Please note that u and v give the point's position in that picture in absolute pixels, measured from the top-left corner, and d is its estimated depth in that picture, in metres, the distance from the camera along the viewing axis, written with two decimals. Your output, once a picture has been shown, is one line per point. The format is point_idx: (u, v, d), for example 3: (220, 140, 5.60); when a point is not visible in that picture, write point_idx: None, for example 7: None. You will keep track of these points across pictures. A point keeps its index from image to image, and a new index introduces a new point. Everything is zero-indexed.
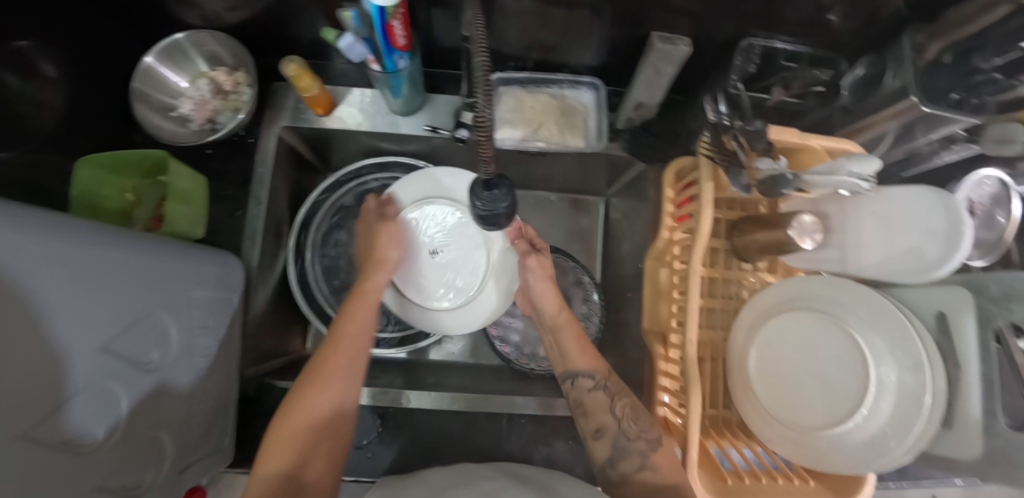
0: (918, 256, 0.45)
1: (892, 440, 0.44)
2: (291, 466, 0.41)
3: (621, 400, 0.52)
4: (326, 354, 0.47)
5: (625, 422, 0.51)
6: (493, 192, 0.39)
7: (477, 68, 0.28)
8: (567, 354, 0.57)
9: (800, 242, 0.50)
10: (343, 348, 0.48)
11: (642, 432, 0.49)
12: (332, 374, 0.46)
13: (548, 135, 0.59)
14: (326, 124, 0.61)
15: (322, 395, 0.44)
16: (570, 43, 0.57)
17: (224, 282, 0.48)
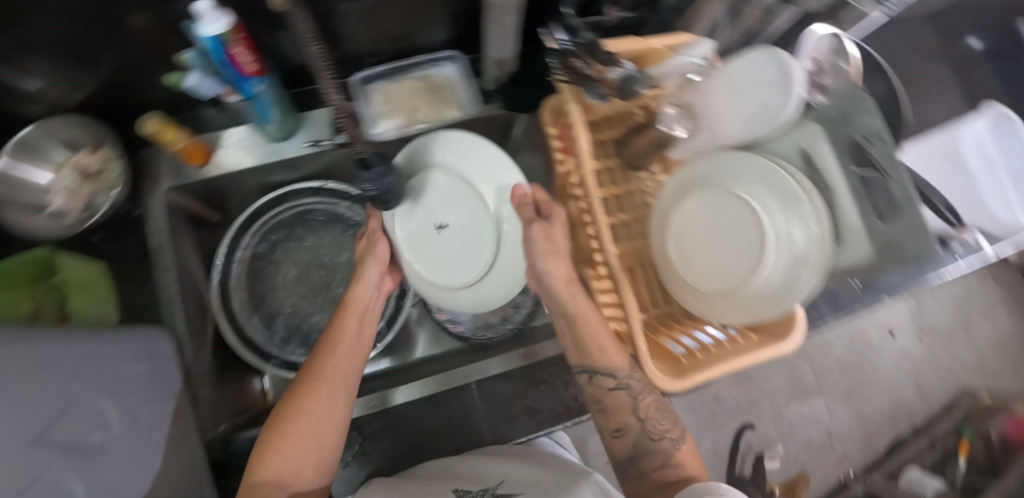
0: (767, 110, 0.47)
1: (798, 273, 0.47)
2: (279, 475, 0.45)
3: (646, 398, 0.54)
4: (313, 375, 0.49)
5: (649, 424, 0.54)
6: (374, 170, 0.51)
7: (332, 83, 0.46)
8: (583, 344, 0.53)
9: (673, 133, 0.54)
10: (329, 379, 0.49)
11: (665, 432, 0.54)
12: (324, 390, 0.48)
13: (426, 116, 0.60)
14: (208, 172, 0.61)
15: (314, 416, 0.47)
16: (417, 22, 0.58)
17: (155, 354, 0.50)
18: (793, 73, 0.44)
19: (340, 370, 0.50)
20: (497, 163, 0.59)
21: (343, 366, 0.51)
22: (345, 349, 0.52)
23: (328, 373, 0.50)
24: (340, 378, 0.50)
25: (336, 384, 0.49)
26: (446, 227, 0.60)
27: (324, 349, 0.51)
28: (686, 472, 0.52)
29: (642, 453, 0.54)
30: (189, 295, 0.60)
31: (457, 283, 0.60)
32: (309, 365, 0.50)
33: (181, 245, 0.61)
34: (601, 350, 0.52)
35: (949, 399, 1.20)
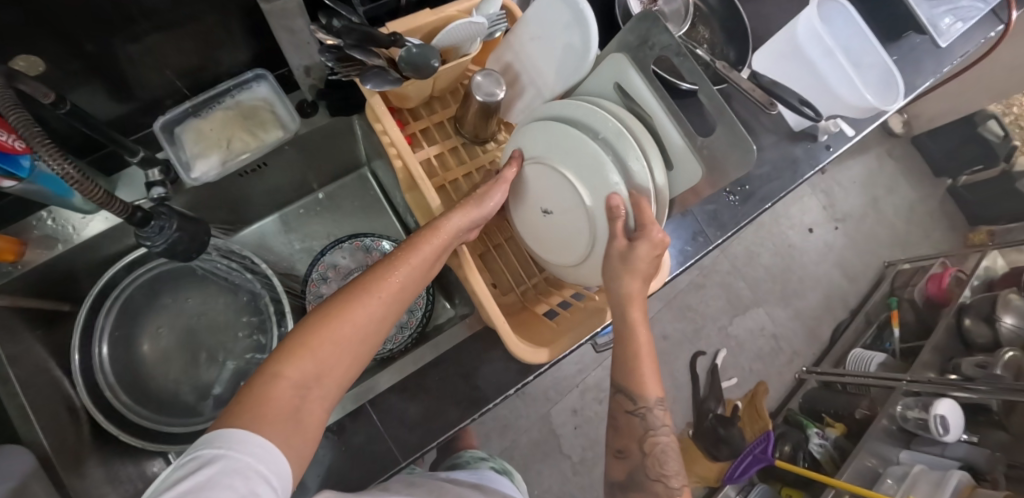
0: (574, 50, 0.49)
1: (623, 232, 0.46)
2: (300, 382, 0.34)
3: (655, 436, 0.47)
4: (378, 283, 0.39)
5: (650, 460, 0.47)
6: (150, 224, 0.42)
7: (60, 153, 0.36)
8: (619, 365, 0.48)
9: (494, 98, 0.50)
10: (387, 289, 0.39)
11: (662, 471, 0.46)
12: (374, 304, 0.39)
13: (243, 144, 0.56)
14: (24, 267, 0.55)
15: (353, 329, 0.37)
16: (208, 47, 0.54)
17: (8, 472, 0.46)
18: (584, 10, 0.46)
19: (404, 286, 0.41)
20: (593, 158, 0.45)
21: (406, 279, 0.41)
22: (422, 260, 0.42)
23: (388, 286, 0.40)
24: (387, 297, 0.40)
25: (389, 294, 0.40)
26: (552, 215, 0.51)
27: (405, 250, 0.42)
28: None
29: (637, 478, 0.47)
30: (48, 396, 0.55)
31: (558, 261, 0.53)
32: (385, 261, 0.41)
33: (23, 344, 0.56)
34: (634, 373, 0.47)
35: (876, 275, 1.28)
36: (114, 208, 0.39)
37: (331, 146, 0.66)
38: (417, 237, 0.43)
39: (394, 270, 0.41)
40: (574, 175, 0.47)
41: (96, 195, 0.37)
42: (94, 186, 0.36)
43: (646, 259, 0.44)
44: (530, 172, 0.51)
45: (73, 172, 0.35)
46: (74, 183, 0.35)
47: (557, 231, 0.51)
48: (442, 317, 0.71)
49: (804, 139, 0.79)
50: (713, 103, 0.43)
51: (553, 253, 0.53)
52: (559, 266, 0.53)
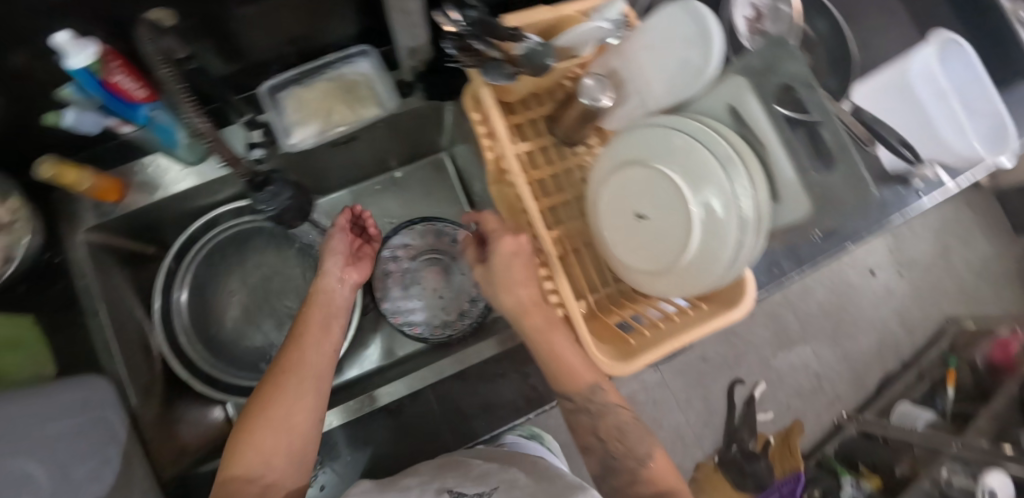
0: (689, 66, 0.47)
1: (722, 239, 0.46)
2: (256, 472, 0.42)
3: (606, 422, 0.55)
4: (292, 359, 0.48)
5: (609, 443, 0.55)
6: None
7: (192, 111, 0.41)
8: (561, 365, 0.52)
9: (599, 104, 0.50)
10: (311, 344, 0.50)
11: (627, 451, 0.53)
12: (301, 376, 0.47)
13: (342, 117, 0.57)
14: (124, 209, 0.57)
15: (299, 396, 0.46)
16: (321, 20, 0.55)
17: (90, 403, 0.49)
18: (710, 26, 0.44)
19: (312, 378, 0.48)
20: (705, 161, 0.46)
21: (317, 342, 0.51)
22: (318, 349, 0.50)
23: (305, 369, 0.48)
24: (311, 367, 0.49)
25: (321, 345, 0.51)
26: (648, 219, 0.51)
27: (287, 359, 0.48)
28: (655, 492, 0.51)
29: (612, 470, 0.54)
30: (128, 334, 0.59)
31: (646, 267, 0.52)
32: (278, 364, 0.48)
33: (112, 283, 0.59)
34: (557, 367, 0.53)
35: (934, 329, 1.22)
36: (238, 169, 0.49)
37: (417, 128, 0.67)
38: (303, 315, 0.53)
39: (303, 345, 0.50)
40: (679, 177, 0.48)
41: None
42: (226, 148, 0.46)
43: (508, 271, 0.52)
44: (627, 177, 0.51)
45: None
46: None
47: (644, 237, 0.51)
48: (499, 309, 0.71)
49: (894, 182, 0.75)
50: (835, 140, 0.41)
51: (637, 258, 0.52)
52: (647, 273, 0.52)
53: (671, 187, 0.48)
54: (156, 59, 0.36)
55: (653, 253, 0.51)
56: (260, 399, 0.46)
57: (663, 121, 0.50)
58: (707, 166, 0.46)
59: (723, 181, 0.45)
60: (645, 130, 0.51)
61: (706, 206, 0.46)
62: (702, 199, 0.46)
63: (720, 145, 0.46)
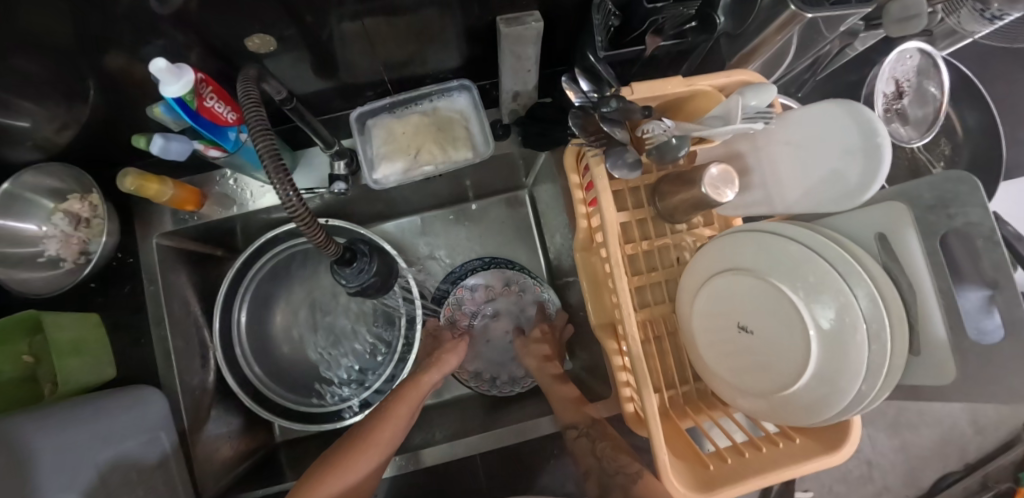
0: (841, 180, 0.39)
1: (844, 381, 0.39)
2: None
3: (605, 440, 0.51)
4: (378, 424, 0.52)
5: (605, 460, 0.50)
6: (352, 265, 0.36)
7: (269, 161, 0.30)
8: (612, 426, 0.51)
9: (719, 197, 0.44)
10: (397, 420, 0.53)
11: (622, 466, 0.48)
12: (380, 444, 0.51)
13: (431, 157, 0.53)
14: (202, 217, 0.57)
15: (368, 460, 0.49)
16: (422, 52, 0.51)
17: (143, 423, 0.48)
18: (880, 142, 0.35)
19: (386, 444, 0.51)
20: (836, 290, 0.39)
21: (405, 421, 0.54)
22: (398, 418, 0.54)
23: (384, 434, 0.51)
24: (385, 438, 0.51)
25: (407, 420, 0.54)
26: (750, 333, 0.45)
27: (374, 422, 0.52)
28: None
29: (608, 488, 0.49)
30: (185, 341, 0.59)
31: (737, 382, 0.46)
32: (365, 425, 0.52)
33: (179, 287, 0.60)
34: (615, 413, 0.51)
35: (1011, 437, 1.11)
36: (323, 248, 0.33)
37: (499, 164, 0.63)
38: (403, 390, 0.57)
39: (392, 415, 0.53)
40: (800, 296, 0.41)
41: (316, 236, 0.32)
42: (316, 225, 0.32)
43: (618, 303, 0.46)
44: (732, 282, 0.45)
45: (297, 203, 0.30)
46: (301, 223, 0.31)
47: (740, 350, 0.45)
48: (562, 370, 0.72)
49: None
50: (1010, 312, 0.33)
51: (728, 369, 0.47)
52: (736, 388, 0.47)
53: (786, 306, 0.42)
54: (247, 103, 0.32)
55: (749, 370, 0.45)
56: (334, 457, 0.49)
57: (774, 227, 0.44)
58: (835, 297, 0.39)
59: (857, 319, 0.38)
60: (757, 234, 0.44)
61: (829, 341, 0.40)
62: (826, 332, 0.40)
63: (859, 277, 0.39)
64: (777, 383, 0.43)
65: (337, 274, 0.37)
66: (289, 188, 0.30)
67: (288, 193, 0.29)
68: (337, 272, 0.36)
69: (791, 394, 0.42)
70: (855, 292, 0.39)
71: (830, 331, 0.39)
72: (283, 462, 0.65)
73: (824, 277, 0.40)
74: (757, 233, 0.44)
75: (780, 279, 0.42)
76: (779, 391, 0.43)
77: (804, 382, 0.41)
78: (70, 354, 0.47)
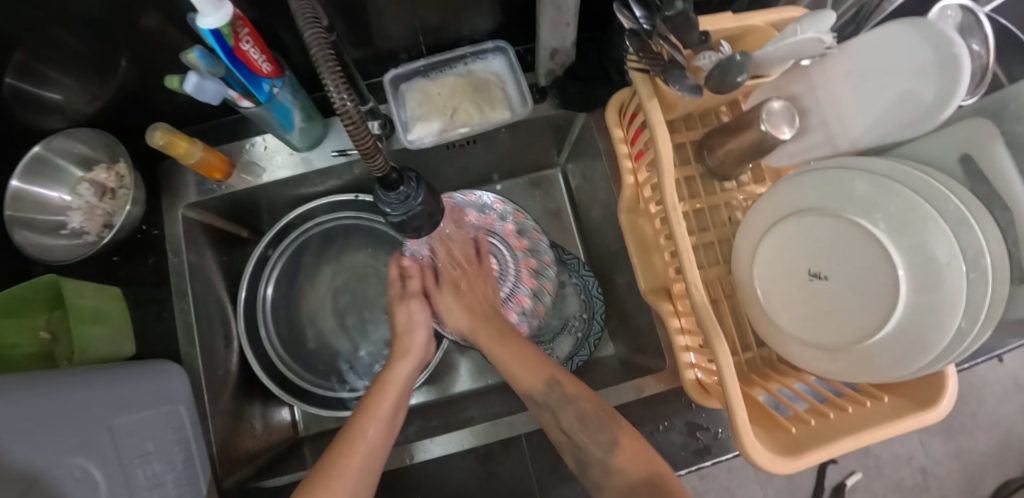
0: (913, 101, 0.36)
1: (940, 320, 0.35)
2: None
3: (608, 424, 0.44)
4: (354, 446, 0.42)
5: (578, 435, 0.45)
6: (398, 189, 0.32)
7: (319, 51, 0.25)
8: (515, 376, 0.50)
9: (779, 134, 0.41)
10: (373, 433, 0.44)
11: (594, 439, 0.44)
12: (356, 461, 0.42)
13: (467, 117, 0.51)
14: (229, 188, 0.56)
15: (346, 484, 0.40)
16: (458, 14, 0.50)
17: (162, 396, 0.45)
18: (957, 51, 0.33)
19: (365, 466, 0.42)
20: (924, 219, 0.36)
21: (381, 433, 0.45)
22: (375, 427, 0.45)
23: (355, 461, 0.42)
24: (360, 460, 0.42)
25: (384, 429, 0.45)
26: (824, 280, 0.41)
27: (347, 442, 0.43)
28: (629, 481, 0.40)
29: (586, 461, 0.45)
30: (208, 319, 0.56)
31: (811, 339, 0.42)
32: (333, 452, 0.42)
33: (203, 263, 0.58)
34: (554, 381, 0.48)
35: None
36: (372, 161, 0.29)
37: (532, 135, 0.62)
38: (372, 396, 0.47)
39: (363, 431, 0.44)
40: (882, 231, 0.38)
41: (366, 145, 0.28)
42: (368, 136, 0.28)
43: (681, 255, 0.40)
44: (799, 228, 0.42)
45: (351, 108, 0.26)
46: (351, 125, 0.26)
47: (811, 302, 0.42)
48: (602, 355, 0.67)
49: None
50: None
51: (799, 325, 0.42)
52: (809, 346, 0.42)
53: (865, 245, 0.39)
54: None
55: (823, 322, 0.41)
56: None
57: (846, 162, 0.42)
58: (925, 226, 0.35)
59: (952, 247, 0.34)
60: (823, 173, 0.42)
61: (920, 276, 0.36)
62: (916, 267, 0.36)
63: (948, 202, 0.35)
64: (858, 333, 0.39)
65: (380, 201, 0.33)
66: (344, 94, 0.26)
67: (343, 93, 0.25)
68: (380, 198, 0.32)
69: (875, 345, 0.38)
70: (945, 220, 0.35)
71: (921, 263, 0.35)
72: (305, 454, 0.60)
73: (906, 208, 0.37)
74: (824, 171, 0.42)
75: (855, 216, 0.39)
76: (860, 343, 0.39)
77: (891, 328, 0.37)
78: (88, 321, 0.45)
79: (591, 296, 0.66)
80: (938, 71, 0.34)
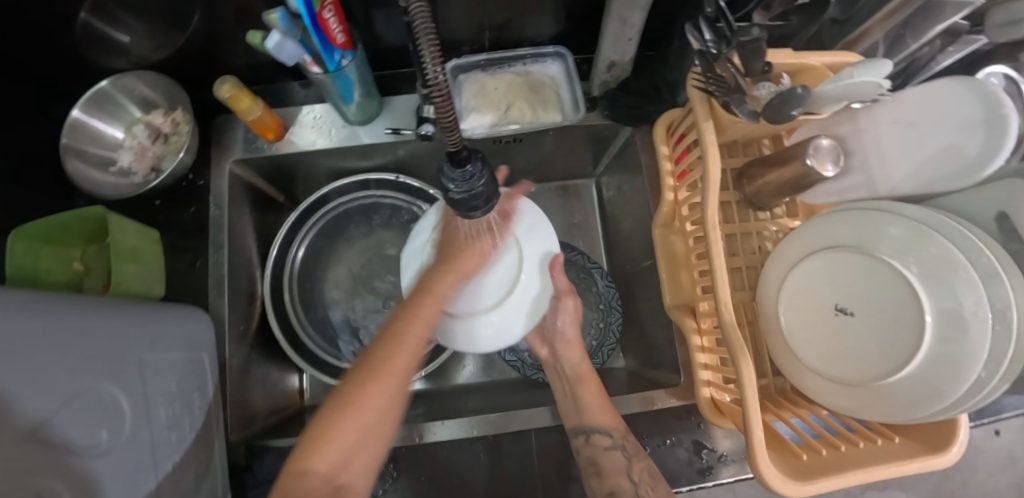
0: (959, 157, 0.38)
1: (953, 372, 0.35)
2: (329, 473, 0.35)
3: (639, 463, 0.47)
4: (391, 359, 0.37)
5: (642, 488, 0.46)
6: (465, 167, 0.33)
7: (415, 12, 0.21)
8: (582, 407, 0.51)
9: (823, 170, 0.42)
10: (412, 347, 0.38)
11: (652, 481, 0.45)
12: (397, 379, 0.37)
13: (520, 115, 0.53)
14: (278, 150, 0.58)
15: (384, 400, 0.36)
16: (524, 17, 0.52)
17: (187, 340, 0.46)
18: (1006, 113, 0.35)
19: (397, 389, 0.37)
20: (956, 269, 0.36)
21: (407, 361, 0.38)
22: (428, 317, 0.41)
23: (400, 363, 0.37)
24: (404, 364, 0.38)
25: (422, 341, 0.39)
26: (849, 315, 0.42)
27: (381, 361, 0.37)
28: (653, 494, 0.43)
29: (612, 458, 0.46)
30: (235, 276, 0.57)
31: (829, 372, 0.42)
32: (377, 351, 0.37)
33: (241, 221, 0.59)
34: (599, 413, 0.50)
35: None
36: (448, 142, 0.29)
37: (576, 141, 0.63)
38: (416, 304, 0.41)
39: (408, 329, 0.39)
40: (914, 274, 0.38)
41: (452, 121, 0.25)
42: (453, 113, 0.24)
43: (722, 281, 0.40)
44: (830, 262, 0.43)
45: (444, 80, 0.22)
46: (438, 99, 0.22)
47: (833, 334, 0.42)
48: (612, 366, 0.68)
49: None
50: None
51: (818, 356, 0.43)
52: (827, 379, 0.43)
53: (895, 284, 0.40)
54: None
55: (842, 355, 0.42)
56: (333, 405, 0.36)
57: (884, 205, 0.43)
58: (956, 275, 0.36)
59: (983, 303, 0.35)
60: (860, 212, 0.43)
61: (945, 325, 0.36)
62: (944, 315, 0.36)
63: (981, 255, 0.36)
64: (875, 372, 0.40)
65: (444, 176, 0.34)
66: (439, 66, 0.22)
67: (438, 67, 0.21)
68: (446, 173, 0.33)
69: (891, 385, 0.39)
70: (976, 273, 0.36)
71: (947, 313, 0.36)
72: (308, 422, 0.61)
73: (940, 258, 0.37)
74: (860, 212, 0.43)
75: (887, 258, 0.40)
76: (876, 381, 0.39)
77: (910, 371, 0.37)
78: (127, 258, 0.45)
79: (611, 307, 0.66)
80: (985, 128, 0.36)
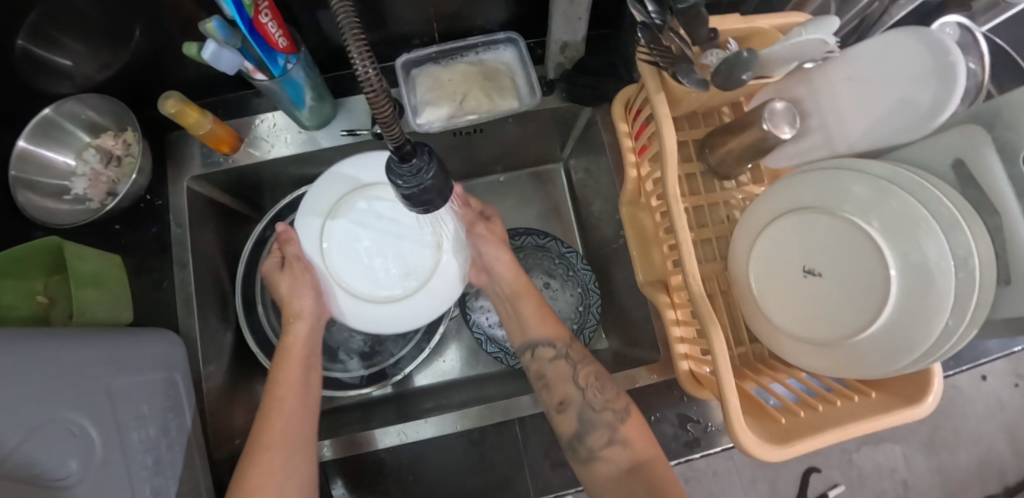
0: (912, 108, 0.38)
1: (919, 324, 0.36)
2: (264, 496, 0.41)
3: (584, 368, 0.51)
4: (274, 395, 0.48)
5: (589, 392, 0.49)
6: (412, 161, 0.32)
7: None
8: (526, 323, 0.56)
9: (780, 133, 0.42)
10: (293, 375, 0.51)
11: (608, 401, 0.48)
12: (289, 401, 0.48)
13: (476, 104, 0.52)
14: (236, 161, 0.57)
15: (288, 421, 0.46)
16: (471, 5, 0.51)
17: (158, 362, 0.46)
18: (953, 61, 0.34)
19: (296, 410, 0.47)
20: (917, 221, 0.36)
21: (296, 381, 0.50)
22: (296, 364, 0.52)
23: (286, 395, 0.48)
24: (287, 395, 0.48)
25: (302, 380, 0.51)
26: (817, 277, 0.42)
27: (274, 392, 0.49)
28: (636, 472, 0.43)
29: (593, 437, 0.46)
30: (206, 293, 0.56)
31: (804, 335, 0.43)
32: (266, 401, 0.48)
33: (206, 238, 0.58)
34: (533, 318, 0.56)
35: None
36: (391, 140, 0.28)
37: (538, 126, 0.62)
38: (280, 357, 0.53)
39: (285, 375, 0.51)
40: (876, 230, 0.38)
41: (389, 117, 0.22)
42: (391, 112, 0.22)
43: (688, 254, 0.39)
44: (794, 226, 0.43)
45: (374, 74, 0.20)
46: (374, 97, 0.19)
47: (799, 297, 0.43)
48: (596, 348, 0.68)
49: None
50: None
51: (790, 319, 0.43)
52: (803, 342, 0.43)
53: (858, 242, 0.40)
54: None
55: (810, 317, 0.42)
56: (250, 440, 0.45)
57: (845, 163, 0.43)
58: (918, 228, 0.36)
59: (946, 252, 0.35)
60: (822, 172, 0.43)
61: (910, 278, 0.36)
62: (908, 268, 0.36)
63: (940, 204, 0.36)
64: (845, 331, 0.40)
65: (392, 172, 0.32)
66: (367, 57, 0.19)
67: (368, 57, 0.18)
68: (393, 170, 0.32)
69: (860, 342, 0.39)
70: (938, 224, 0.36)
71: (914, 267, 0.36)
72: None
73: (901, 211, 0.37)
74: (822, 172, 0.43)
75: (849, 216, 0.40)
76: (846, 340, 0.40)
77: (878, 328, 0.38)
78: (89, 285, 0.45)
79: (588, 290, 0.67)
80: (934, 76, 0.35)
